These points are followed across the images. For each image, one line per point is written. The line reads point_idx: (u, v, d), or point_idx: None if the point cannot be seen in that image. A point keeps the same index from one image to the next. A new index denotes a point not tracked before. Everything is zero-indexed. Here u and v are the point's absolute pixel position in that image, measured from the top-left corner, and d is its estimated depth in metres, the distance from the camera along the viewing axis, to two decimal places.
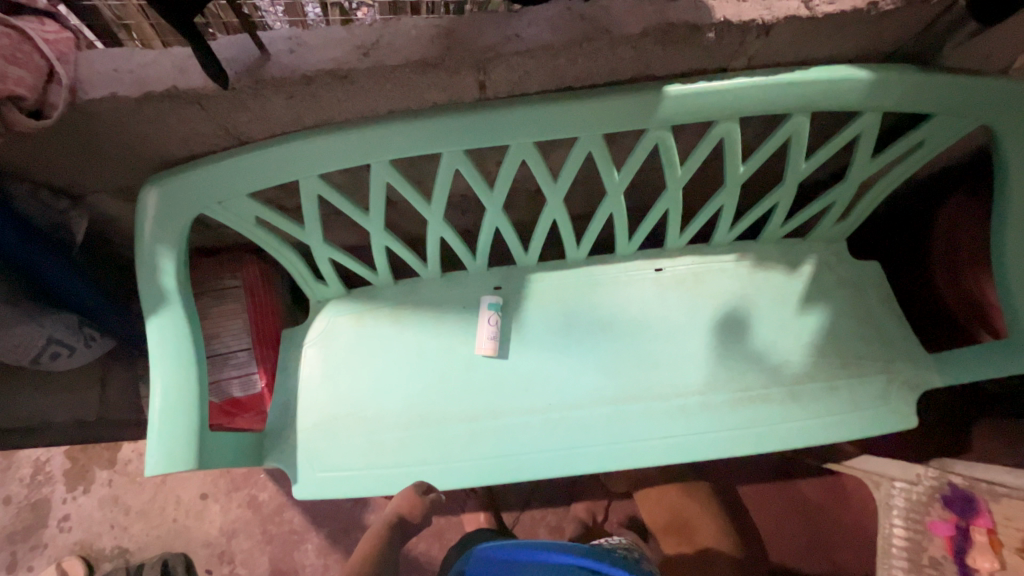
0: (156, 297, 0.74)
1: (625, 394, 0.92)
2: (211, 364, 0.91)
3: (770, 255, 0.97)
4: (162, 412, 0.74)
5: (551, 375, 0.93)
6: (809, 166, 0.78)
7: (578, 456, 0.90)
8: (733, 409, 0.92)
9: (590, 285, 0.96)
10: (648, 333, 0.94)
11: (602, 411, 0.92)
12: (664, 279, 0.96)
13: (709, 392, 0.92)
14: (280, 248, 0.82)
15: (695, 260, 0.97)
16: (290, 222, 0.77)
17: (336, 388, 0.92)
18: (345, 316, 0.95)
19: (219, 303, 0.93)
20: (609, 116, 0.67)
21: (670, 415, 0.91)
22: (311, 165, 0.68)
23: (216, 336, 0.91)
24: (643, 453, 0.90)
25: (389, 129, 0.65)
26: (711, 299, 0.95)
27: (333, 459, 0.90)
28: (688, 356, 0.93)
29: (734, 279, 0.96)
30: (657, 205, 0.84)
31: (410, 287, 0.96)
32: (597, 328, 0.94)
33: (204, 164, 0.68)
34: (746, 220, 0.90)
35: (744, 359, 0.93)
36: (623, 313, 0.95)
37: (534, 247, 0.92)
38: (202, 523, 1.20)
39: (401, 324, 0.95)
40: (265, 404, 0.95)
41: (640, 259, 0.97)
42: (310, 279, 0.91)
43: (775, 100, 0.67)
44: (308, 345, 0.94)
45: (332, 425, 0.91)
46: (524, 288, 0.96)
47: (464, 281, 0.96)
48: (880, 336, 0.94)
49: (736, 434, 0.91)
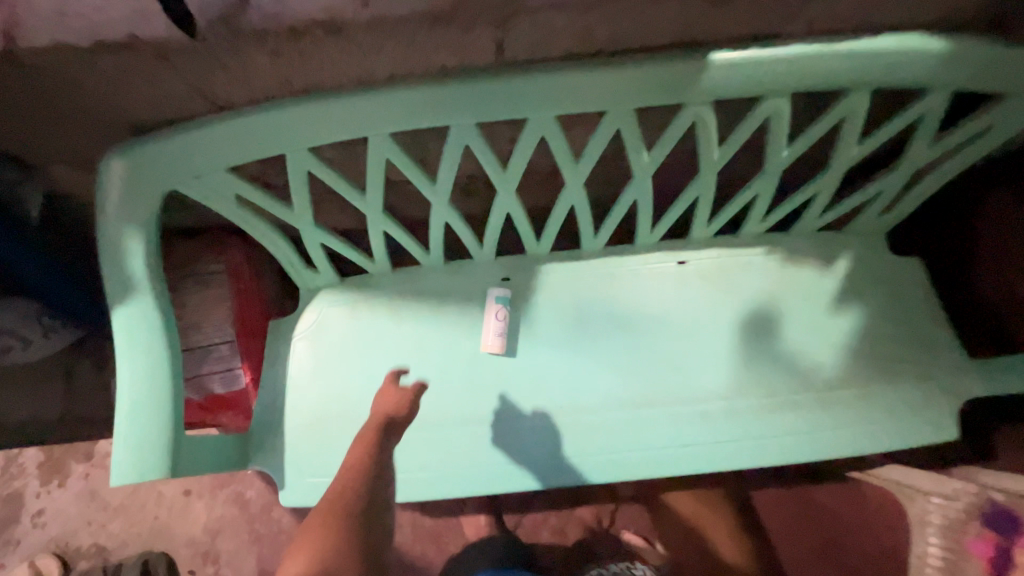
0: (123, 282, 0.65)
1: (642, 398, 0.85)
2: (189, 359, 0.83)
3: (800, 251, 0.89)
4: (127, 415, 0.65)
5: (562, 377, 0.86)
6: (860, 152, 0.70)
7: (590, 464, 0.83)
8: (759, 417, 0.84)
9: (605, 278, 0.88)
10: (669, 332, 0.87)
11: (619, 417, 0.84)
12: (687, 273, 0.89)
13: (733, 396, 0.85)
14: (265, 231, 0.73)
15: (720, 254, 0.89)
16: (276, 201, 0.67)
17: (328, 386, 0.85)
18: (339, 307, 0.87)
19: (198, 291, 0.83)
20: (643, 84, 0.58)
21: (690, 421, 0.84)
22: (300, 136, 0.59)
23: (195, 327, 0.83)
24: (659, 462, 0.83)
25: (392, 97, 0.56)
26: (737, 297, 0.88)
27: (323, 463, 0.83)
28: (711, 357, 0.86)
29: (761, 275, 0.89)
30: (687, 191, 0.75)
31: (412, 276, 0.88)
32: (613, 324, 0.87)
33: (175, 133, 0.59)
34: (779, 212, 0.82)
35: (772, 361, 0.86)
36: (641, 309, 0.88)
37: (548, 235, 0.83)
38: (187, 520, 1.14)
39: (399, 317, 0.87)
40: (250, 402, 0.87)
41: (661, 250, 0.89)
42: (299, 267, 0.82)
43: (834, 72, 0.59)
44: (297, 338, 0.86)
45: (325, 425, 0.84)
46: (533, 281, 0.88)
47: (470, 271, 0.88)
48: (919, 340, 0.87)
49: (762, 445, 0.84)
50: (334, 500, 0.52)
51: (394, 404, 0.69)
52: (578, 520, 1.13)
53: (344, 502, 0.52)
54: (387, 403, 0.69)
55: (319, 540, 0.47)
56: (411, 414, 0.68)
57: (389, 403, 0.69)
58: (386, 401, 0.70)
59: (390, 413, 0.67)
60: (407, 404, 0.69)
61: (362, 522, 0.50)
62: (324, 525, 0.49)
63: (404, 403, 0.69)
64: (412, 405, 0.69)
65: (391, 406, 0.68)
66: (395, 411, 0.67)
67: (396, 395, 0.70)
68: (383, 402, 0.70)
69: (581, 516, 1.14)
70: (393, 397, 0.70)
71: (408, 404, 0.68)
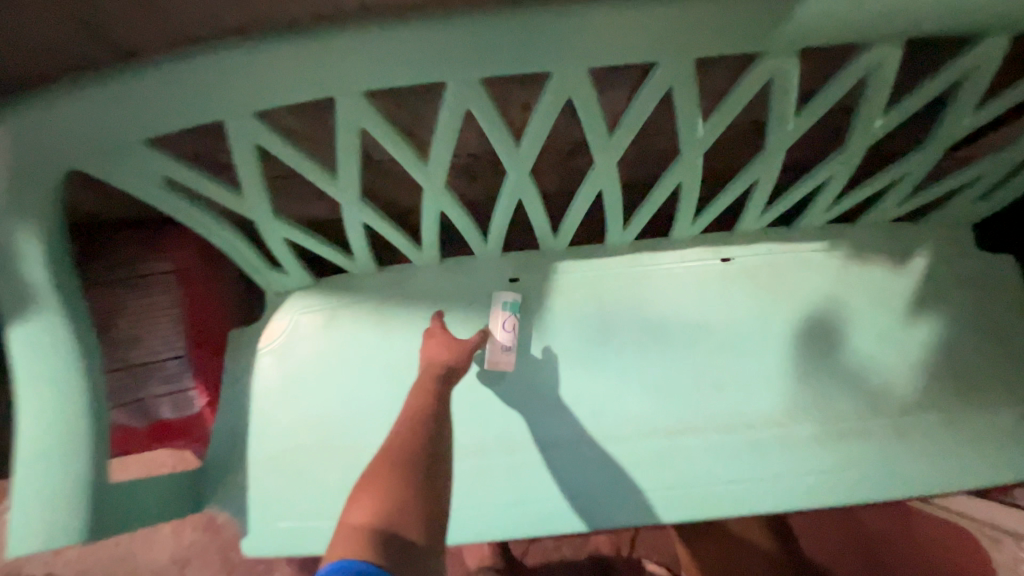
0: (17, 294, 0.49)
1: (679, 424, 0.71)
2: (129, 378, 0.67)
3: (869, 246, 0.74)
4: (31, 465, 0.50)
5: (583, 399, 0.71)
6: (976, 120, 0.55)
7: (616, 505, 0.69)
8: (820, 447, 0.70)
9: (634, 279, 0.73)
10: (710, 343, 0.73)
11: (651, 447, 0.70)
12: (733, 272, 0.74)
13: (790, 422, 0.71)
14: (212, 224, 0.57)
15: (772, 249, 0.74)
16: (219, 186, 0.52)
17: (304, 409, 0.71)
18: (314, 313, 0.72)
19: (139, 296, 0.67)
20: (711, 25, 0.42)
21: (738, 452, 0.70)
22: (240, 96, 0.43)
23: (136, 340, 0.67)
24: (699, 501, 0.69)
25: (364, 41, 0.41)
26: (794, 300, 0.73)
27: (295, 504, 0.69)
28: (762, 375, 0.72)
29: (822, 274, 0.73)
30: (746, 173, 0.60)
31: (401, 276, 0.73)
32: (644, 334, 0.72)
33: (61, 88, 0.42)
34: (852, 199, 0.67)
35: (837, 379, 0.71)
36: (678, 316, 0.73)
37: (568, 228, 0.68)
38: (152, 548, 1.00)
39: (386, 326, 0.73)
40: (206, 428, 0.72)
41: (702, 245, 0.74)
42: (263, 266, 0.67)
43: (973, 9, 0.43)
44: (265, 351, 0.72)
45: (298, 456, 0.70)
46: (547, 282, 0.73)
47: (473, 271, 0.73)
48: (1011, 354, 0.72)
49: (825, 480, 0.69)
50: (393, 447, 0.53)
51: (450, 352, 0.64)
52: (594, 549, 1.00)
53: (399, 456, 0.51)
54: (439, 350, 0.64)
55: (374, 500, 0.46)
56: (463, 364, 0.64)
57: (444, 350, 0.64)
58: (437, 346, 0.65)
59: (447, 362, 0.63)
60: (461, 353, 0.64)
61: (420, 471, 0.51)
62: (383, 479, 0.49)
63: (458, 350, 0.64)
64: (467, 355, 0.64)
65: (445, 354, 0.64)
66: (449, 360, 0.63)
67: (450, 339, 0.66)
68: (436, 349, 0.65)
69: (596, 544, 1.00)
70: (448, 343, 0.65)
71: (463, 352, 0.64)
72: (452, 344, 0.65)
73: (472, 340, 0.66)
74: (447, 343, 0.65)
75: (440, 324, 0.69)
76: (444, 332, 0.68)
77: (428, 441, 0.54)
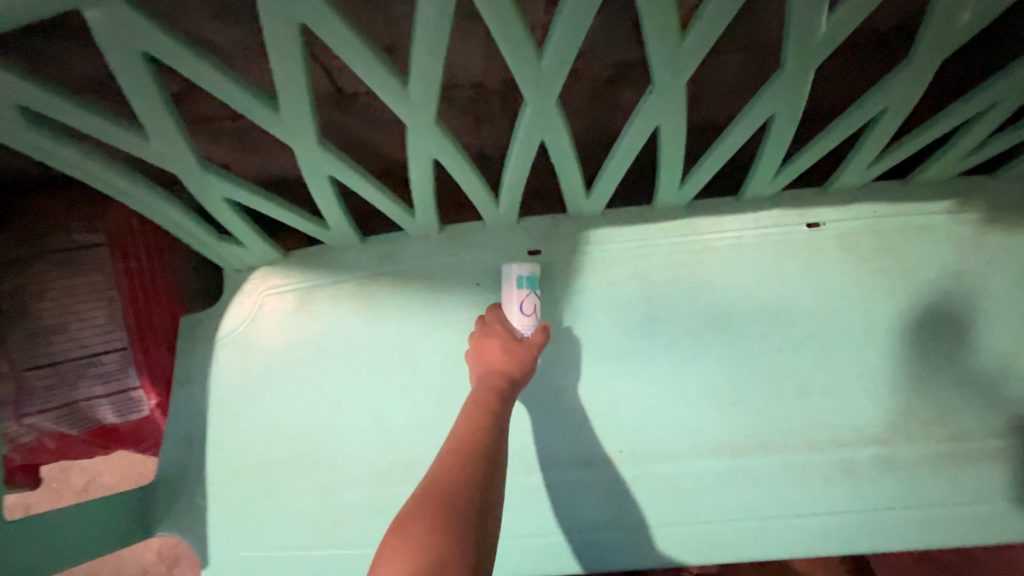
0: None
1: (744, 439, 0.55)
2: (54, 376, 0.52)
3: (1013, 207, 0.55)
4: None
5: (621, 407, 0.56)
6: None
7: (659, 539, 0.55)
8: (927, 472, 0.54)
9: (690, 252, 0.56)
10: (787, 337, 0.56)
11: (708, 467, 0.55)
12: (821, 243, 0.56)
13: (890, 440, 0.55)
14: (128, 178, 0.42)
15: (879, 211, 0.55)
16: (113, 124, 0.36)
17: (274, 415, 0.58)
18: (283, 297, 0.58)
19: (61, 270, 0.52)
20: None
21: (823, 477, 0.55)
22: None
23: (60, 325, 0.51)
24: (767, 537, 0.54)
25: None
26: (902, 281, 0.55)
27: (265, 529, 0.57)
28: (855, 378, 0.55)
29: (943, 247, 0.55)
30: (871, 100, 0.41)
31: (389, 249, 0.57)
32: (700, 326, 0.56)
33: None
34: (1007, 142, 0.48)
35: (952, 383, 0.55)
36: (746, 301, 0.56)
37: (606, 186, 0.51)
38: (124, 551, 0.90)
39: (371, 312, 0.58)
40: (161, 428, 0.59)
41: (784, 207, 0.55)
42: (209, 237, 0.52)
43: None
44: (224, 342, 0.58)
45: (269, 472, 0.57)
46: (576, 256, 0.56)
47: (479, 242, 0.57)
48: None
49: (931, 517, 0.54)
50: (442, 472, 0.39)
51: (507, 360, 0.50)
52: None
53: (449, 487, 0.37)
54: (498, 354, 0.50)
55: (427, 535, 0.32)
56: (525, 377, 0.50)
57: (502, 356, 0.50)
58: (490, 350, 0.51)
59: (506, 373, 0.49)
60: (524, 362, 0.50)
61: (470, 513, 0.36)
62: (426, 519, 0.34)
63: (521, 356, 0.50)
64: (530, 364, 0.51)
65: (503, 362, 0.50)
66: (508, 369, 0.49)
67: (509, 338, 0.52)
68: (494, 352, 0.51)
69: None
70: (508, 345, 0.51)
71: (528, 359, 0.50)
72: (512, 347, 0.51)
73: (536, 338, 0.53)
74: (507, 344, 0.51)
75: (497, 315, 0.54)
76: (501, 327, 0.53)
77: (485, 464, 0.41)
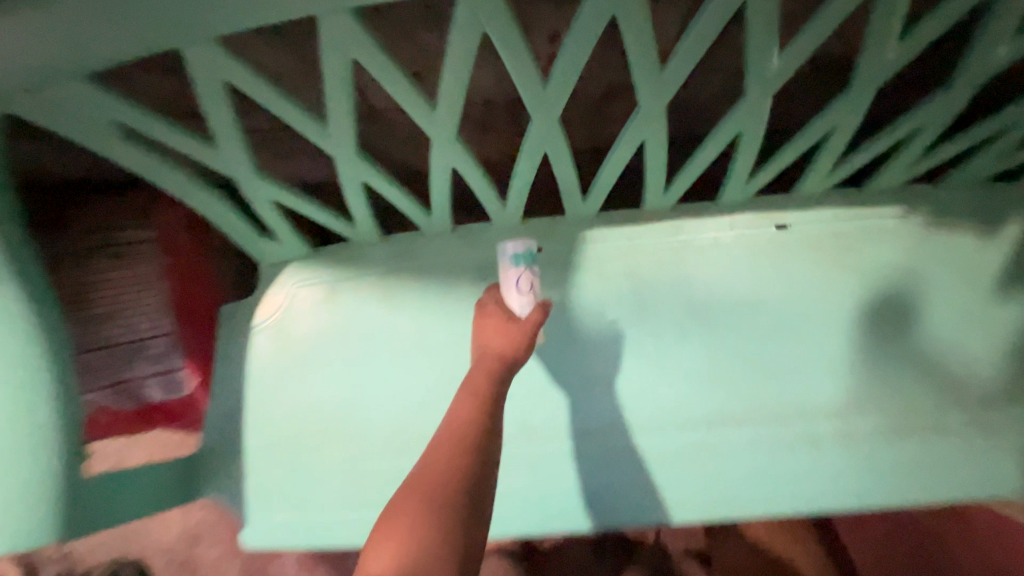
0: None
1: (723, 414, 0.62)
2: (111, 359, 0.62)
3: (955, 209, 0.63)
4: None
5: (614, 384, 0.63)
6: None
7: (655, 500, 0.60)
8: (884, 443, 0.62)
9: (674, 249, 0.64)
10: (759, 323, 0.63)
11: (694, 437, 0.62)
12: (789, 241, 0.63)
13: (852, 415, 0.62)
14: (186, 183, 0.49)
15: (840, 212, 0.63)
16: (188, 136, 0.43)
17: (304, 393, 0.64)
18: (313, 287, 0.65)
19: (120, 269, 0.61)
20: None
21: (793, 448, 0.62)
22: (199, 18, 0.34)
23: (116, 316, 0.61)
24: (750, 498, 0.61)
25: None
26: (861, 273, 0.63)
27: (297, 494, 0.63)
28: (819, 360, 0.63)
29: (896, 243, 0.63)
30: (823, 119, 0.49)
31: (408, 246, 0.64)
32: (684, 313, 0.64)
33: None
34: (944, 154, 0.56)
35: (904, 364, 0.63)
36: (724, 292, 0.64)
37: (600, 190, 0.59)
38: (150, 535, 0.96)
39: (392, 301, 0.65)
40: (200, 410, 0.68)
41: (756, 209, 0.63)
42: (249, 233, 0.58)
43: None
44: (258, 327, 0.65)
45: (300, 443, 0.64)
46: (575, 251, 0.64)
47: (489, 241, 0.64)
48: None
49: (887, 483, 0.61)
50: (435, 460, 0.43)
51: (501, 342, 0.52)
52: None
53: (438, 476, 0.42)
54: (493, 336, 0.53)
55: (410, 530, 0.38)
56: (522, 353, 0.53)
57: (499, 336, 0.53)
58: (488, 332, 0.54)
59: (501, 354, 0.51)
60: (518, 339, 0.52)
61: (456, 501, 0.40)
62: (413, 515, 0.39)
63: (513, 334, 0.52)
64: (525, 339, 0.52)
65: (499, 343, 0.52)
66: (502, 350, 0.52)
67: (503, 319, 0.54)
68: (490, 333, 0.54)
69: None
70: (503, 326, 0.54)
71: (521, 337, 0.52)
72: (505, 327, 0.53)
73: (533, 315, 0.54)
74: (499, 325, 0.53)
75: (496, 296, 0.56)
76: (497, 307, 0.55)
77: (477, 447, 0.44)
